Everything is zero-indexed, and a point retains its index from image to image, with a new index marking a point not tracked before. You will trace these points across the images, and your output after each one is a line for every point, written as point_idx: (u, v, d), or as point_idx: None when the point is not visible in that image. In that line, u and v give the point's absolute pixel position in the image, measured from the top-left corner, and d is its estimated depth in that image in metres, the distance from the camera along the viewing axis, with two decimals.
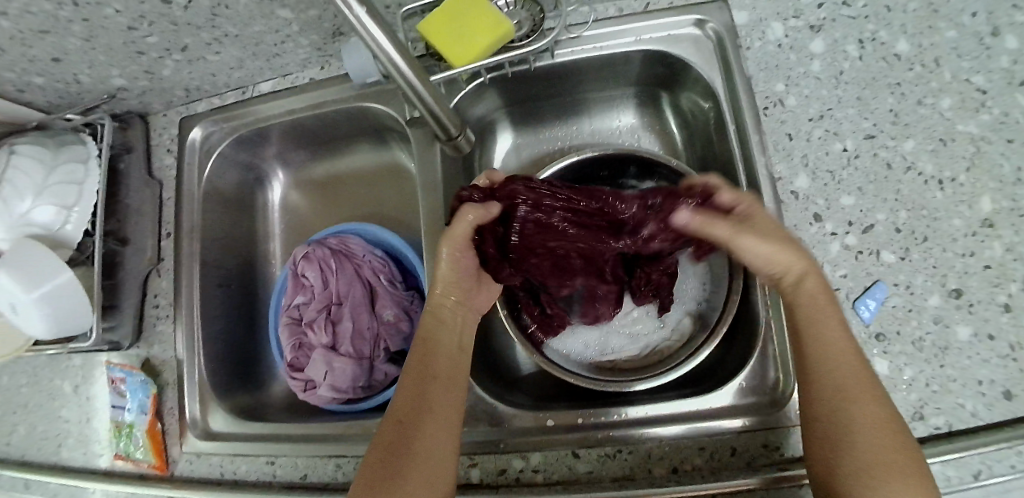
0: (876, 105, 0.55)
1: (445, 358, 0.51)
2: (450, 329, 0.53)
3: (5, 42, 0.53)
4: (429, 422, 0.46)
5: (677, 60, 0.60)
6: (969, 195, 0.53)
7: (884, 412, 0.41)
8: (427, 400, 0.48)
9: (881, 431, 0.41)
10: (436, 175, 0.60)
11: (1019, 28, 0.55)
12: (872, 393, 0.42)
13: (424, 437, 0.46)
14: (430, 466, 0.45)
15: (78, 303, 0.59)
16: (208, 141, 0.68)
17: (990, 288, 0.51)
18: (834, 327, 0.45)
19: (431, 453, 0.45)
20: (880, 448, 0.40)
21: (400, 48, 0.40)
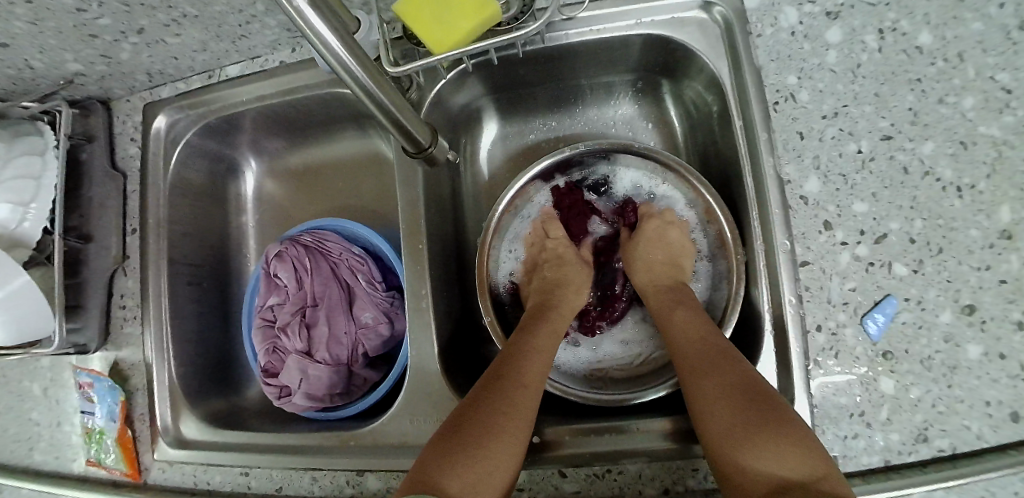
0: (895, 103, 0.51)
1: (539, 358, 0.50)
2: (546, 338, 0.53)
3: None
4: (512, 415, 0.45)
5: (680, 46, 0.56)
6: (988, 204, 0.49)
7: (734, 379, 0.44)
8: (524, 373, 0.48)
9: (728, 401, 0.43)
10: (417, 175, 0.56)
11: None
12: (720, 366, 0.45)
13: (517, 407, 0.46)
14: (520, 435, 0.45)
15: (40, 306, 0.56)
16: (172, 130, 0.63)
17: (1005, 305, 0.48)
18: (682, 319, 0.52)
19: (508, 447, 0.43)
20: (733, 412, 0.42)
21: (352, 48, 0.34)
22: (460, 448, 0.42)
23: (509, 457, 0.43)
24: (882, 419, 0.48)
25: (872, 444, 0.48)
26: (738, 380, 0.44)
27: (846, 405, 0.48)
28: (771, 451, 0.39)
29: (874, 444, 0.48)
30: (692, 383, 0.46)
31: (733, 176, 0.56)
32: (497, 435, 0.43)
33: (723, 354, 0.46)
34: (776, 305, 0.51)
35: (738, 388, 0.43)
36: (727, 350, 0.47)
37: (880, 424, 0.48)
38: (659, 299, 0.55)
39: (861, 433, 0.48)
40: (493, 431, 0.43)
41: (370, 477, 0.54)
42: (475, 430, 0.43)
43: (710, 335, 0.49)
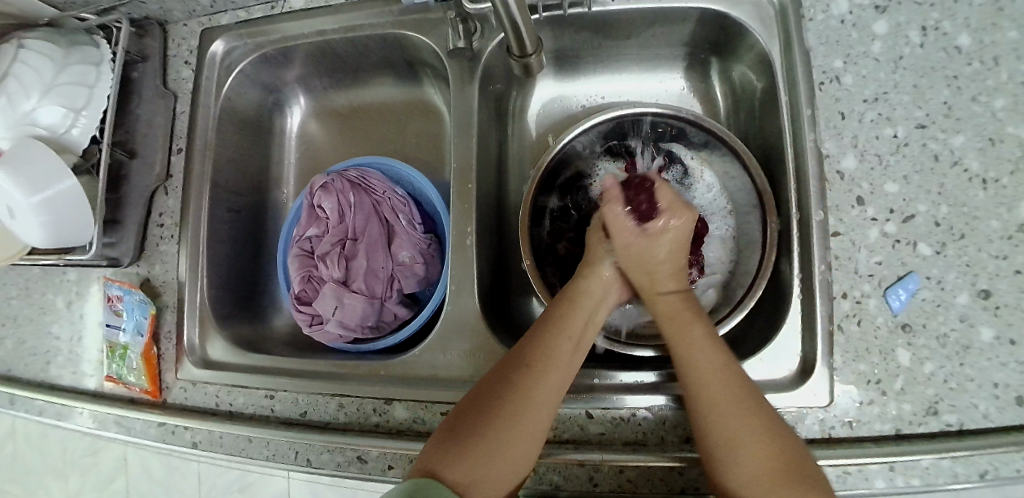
0: (932, 96, 0.54)
1: (567, 349, 0.48)
2: (576, 318, 0.51)
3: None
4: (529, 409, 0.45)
5: (735, 24, 0.58)
6: (1010, 198, 0.51)
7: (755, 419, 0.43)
8: (545, 358, 0.47)
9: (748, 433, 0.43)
10: (473, 121, 0.58)
11: None
12: (730, 405, 0.44)
13: (536, 396, 0.45)
14: (539, 423, 0.45)
15: (82, 215, 0.55)
16: (229, 57, 0.64)
17: (1019, 293, 0.50)
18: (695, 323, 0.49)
19: (521, 443, 0.44)
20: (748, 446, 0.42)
21: None
22: (475, 438, 0.43)
23: (524, 445, 0.44)
24: (896, 389, 0.50)
25: (885, 412, 0.50)
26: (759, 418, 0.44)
27: (863, 372, 0.51)
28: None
29: (887, 412, 0.50)
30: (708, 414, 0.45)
31: (774, 151, 0.59)
32: (515, 426, 0.44)
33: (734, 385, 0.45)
34: (805, 272, 0.53)
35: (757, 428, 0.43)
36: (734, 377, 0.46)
37: (894, 393, 0.50)
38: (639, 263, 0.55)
39: (876, 400, 0.50)
40: (509, 422, 0.44)
41: (397, 407, 0.55)
42: (490, 418, 0.44)
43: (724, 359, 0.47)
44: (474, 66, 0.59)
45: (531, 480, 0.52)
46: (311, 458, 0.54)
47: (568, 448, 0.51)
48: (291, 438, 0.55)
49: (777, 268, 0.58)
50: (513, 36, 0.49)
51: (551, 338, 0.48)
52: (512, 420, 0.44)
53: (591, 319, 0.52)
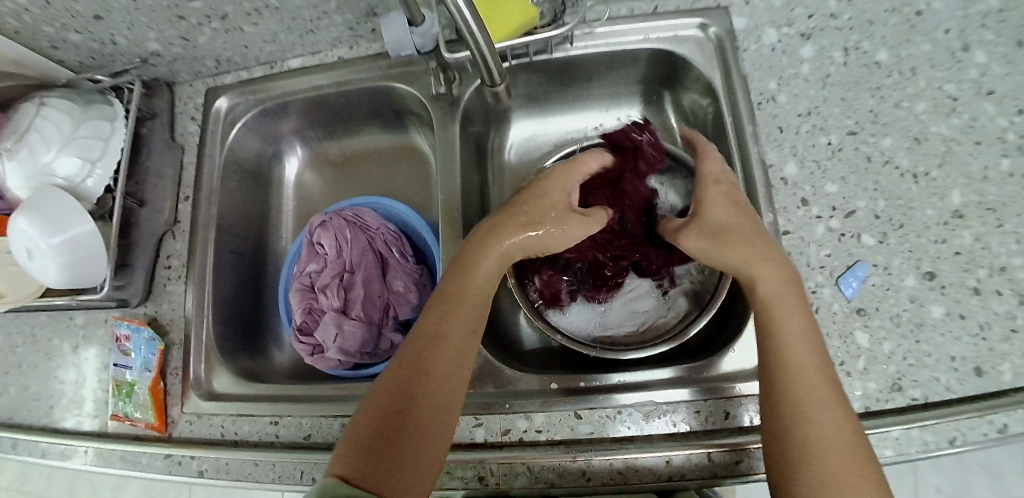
0: (858, 106, 0.61)
1: (461, 337, 0.51)
2: (469, 305, 0.52)
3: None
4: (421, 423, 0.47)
5: (681, 58, 0.66)
6: (939, 189, 0.57)
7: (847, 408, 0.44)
8: (440, 350, 0.50)
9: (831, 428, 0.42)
10: (455, 154, 0.64)
11: (987, 45, 0.61)
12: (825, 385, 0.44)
13: (437, 388, 0.48)
14: (444, 413, 0.48)
15: (96, 256, 0.60)
16: (232, 112, 0.71)
17: (961, 272, 0.55)
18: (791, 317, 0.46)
19: (423, 442, 0.46)
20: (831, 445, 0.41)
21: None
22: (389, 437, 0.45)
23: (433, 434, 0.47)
24: (860, 369, 0.54)
25: (853, 391, 0.53)
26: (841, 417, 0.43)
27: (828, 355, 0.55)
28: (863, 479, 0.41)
29: (854, 391, 0.53)
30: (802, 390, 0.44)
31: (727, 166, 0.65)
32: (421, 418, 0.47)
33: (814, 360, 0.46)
34: None
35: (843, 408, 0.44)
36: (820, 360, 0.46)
37: (858, 373, 0.54)
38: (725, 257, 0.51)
39: (843, 381, 0.54)
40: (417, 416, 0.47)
41: None
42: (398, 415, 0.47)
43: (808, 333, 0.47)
44: (455, 108, 0.66)
45: (528, 481, 0.54)
46: (317, 477, 0.56)
47: (561, 448, 0.54)
48: (297, 458, 0.57)
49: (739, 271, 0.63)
50: (485, 68, 0.56)
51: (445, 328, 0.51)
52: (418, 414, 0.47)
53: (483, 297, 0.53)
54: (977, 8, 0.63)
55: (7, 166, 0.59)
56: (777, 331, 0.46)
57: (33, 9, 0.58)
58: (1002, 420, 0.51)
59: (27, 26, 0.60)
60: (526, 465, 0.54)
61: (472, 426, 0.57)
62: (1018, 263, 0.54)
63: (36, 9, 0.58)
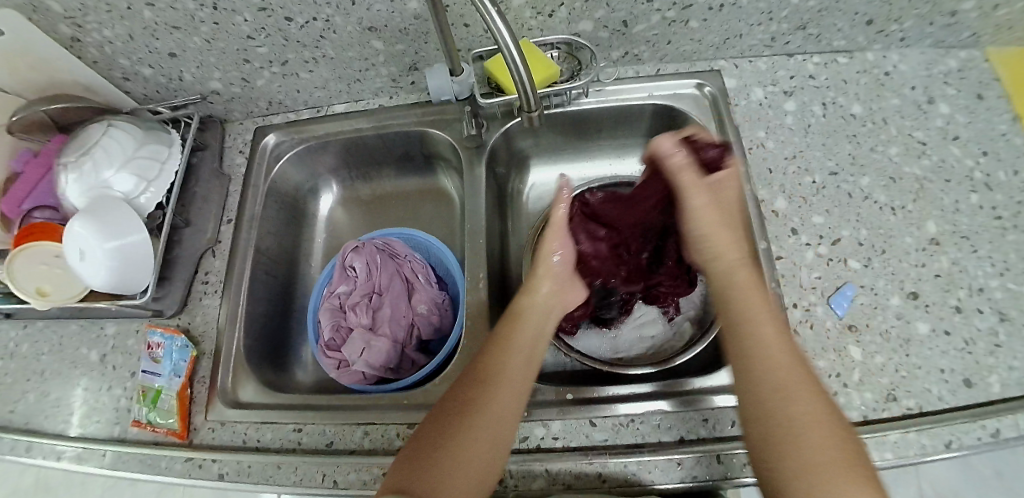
0: (837, 151, 0.70)
1: (520, 360, 0.53)
2: (524, 331, 0.56)
3: (138, 30, 0.65)
4: (485, 427, 0.48)
5: (680, 112, 0.74)
6: (916, 219, 0.66)
7: (839, 439, 0.42)
8: (500, 370, 0.52)
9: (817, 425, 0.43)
10: (480, 187, 0.72)
11: (949, 99, 0.73)
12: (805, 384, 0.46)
13: (499, 405, 0.50)
14: (504, 428, 0.49)
15: (142, 263, 0.65)
16: (278, 148, 0.79)
17: (943, 293, 0.62)
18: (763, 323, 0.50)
19: (482, 452, 0.47)
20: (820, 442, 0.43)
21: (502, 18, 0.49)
22: (451, 448, 0.47)
23: (494, 446, 0.48)
24: (855, 380, 0.59)
25: (851, 401, 0.58)
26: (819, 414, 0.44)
27: (824, 367, 0.59)
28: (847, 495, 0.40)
29: (851, 401, 0.58)
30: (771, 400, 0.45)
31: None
32: (483, 431, 0.48)
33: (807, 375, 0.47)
34: (761, 292, 0.64)
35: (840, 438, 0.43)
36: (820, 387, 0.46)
37: (854, 384, 0.58)
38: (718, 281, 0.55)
39: (840, 391, 0.58)
40: (479, 428, 0.48)
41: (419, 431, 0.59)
42: (463, 427, 0.48)
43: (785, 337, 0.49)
44: (480, 150, 0.73)
45: (545, 483, 0.56)
46: (338, 480, 0.57)
47: (577, 453, 0.57)
48: (320, 461, 0.58)
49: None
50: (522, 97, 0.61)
51: (508, 351, 0.53)
52: (480, 426, 0.48)
53: (539, 332, 0.57)
54: (940, 68, 0.75)
55: (69, 180, 0.65)
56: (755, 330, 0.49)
57: (116, 43, 0.66)
58: (995, 425, 0.56)
59: (106, 57, 0.69)
60: (544, 467, 0.57)
61: None
62: (994, 284, 0.62)
63: (119, 43, 0.66)
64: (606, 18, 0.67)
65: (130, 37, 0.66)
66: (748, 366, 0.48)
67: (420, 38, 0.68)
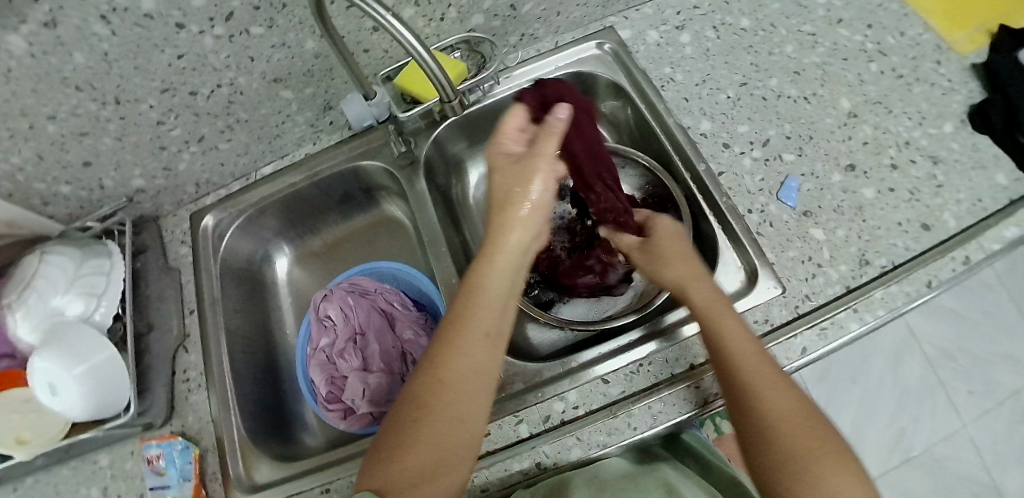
0: (740, 64, 0.73)
1: (484, 344, 0.48)
2: (487, 309, 0.49)
3: (46, 147, 0.63)
4: (453, 427, 0.46)
5: (590, 75, 0.76)
6: (830, 100, 0.69)
7: (806, 432, 0.46)
8: (459, 361, 0.47)
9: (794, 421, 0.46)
10: (426, 200, 0.72)
11: None
12: (778, 385, 0.48)
13: (463, 399, 0.47)
14: (470, 426, 0.47)
15: (117, 378, 0.63)
16: (218, 227, 0.77)
17: (875, 157, 0.66)
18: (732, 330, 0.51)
19: (451, 451, 0.46)
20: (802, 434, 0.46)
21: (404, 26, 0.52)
22: (418, 450, 0.45)
23: (462, 443, 0.46)
24: (827, 258, 0.62)
25: (830, 277, 0.61)
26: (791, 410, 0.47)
27: (795, 256, 0.62)
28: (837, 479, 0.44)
29: (830, 278, 0.61)
30: (751, 398, 0.48)
31: (662, 155, 0.73)
32: (447, 433, 0.46)
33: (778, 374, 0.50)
34: (716, 209, 0.66)
35: (819, 436, 0.46)
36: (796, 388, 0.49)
37: (827, 262, 0.62)
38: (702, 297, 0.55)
39: (817, 273, 0.61)
40: (443, 430, 0.46)
41: None
42: (427, 431, 0.46)
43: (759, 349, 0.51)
44: (416, 165, 0.74)
45: (582, 451, 0.56)
46: None
47: (601, 413, 0.57)
48: None
49: (699, 228, 0.70)
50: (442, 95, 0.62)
51: (467, 338, 0.48)
52: (444, 428, 0.46)
53: (506, 303, 0.50)
54: None
55: (16, 318, 0.62)
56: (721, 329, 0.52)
57: (26, 169, 0.64)
58: (963, 254, 0.60)
59: (20, 187, 0.66)
60: (576, 437, 0.56)
61: (516, 423, 0.59)
62: (918, 135, 0.66)
63: (29, 167, 0.64)
64: (494, 6, 0.68)
65: (40, 157, 0.64)
66: (722, 375, 0.50)
67: (326, 76, 0.69)
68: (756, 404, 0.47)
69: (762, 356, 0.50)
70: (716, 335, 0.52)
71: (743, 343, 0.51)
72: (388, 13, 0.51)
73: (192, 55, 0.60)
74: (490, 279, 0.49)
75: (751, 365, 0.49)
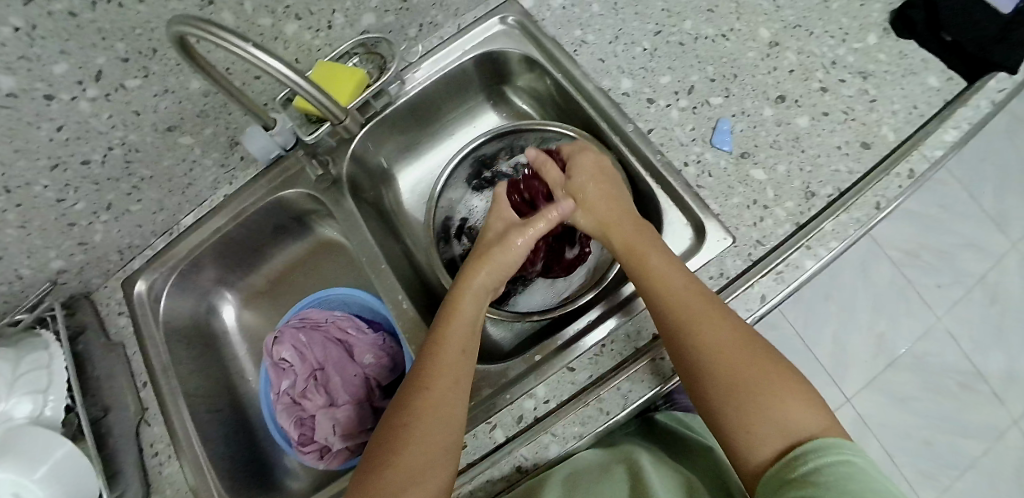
0: (650, 11, 0.69)
1: (457, 355, 0.55)
2: (461, 325, 0.57)
3: None
4: (433, 429, 0.50)
5: (500, 53, 0.72)
6: (749, 33, 0.67)
7: (752, 363, 0.48)
8: (437, 370, 0.53)
9: (740, 351, 0.48)
10: (358, 220, 0.69)
11: None
12: (717, 319, 0.50)
13: (441, 401, 0.51)
14: (450, 429, 0.51)
15: (84, 471, 0.60)
16: (153, 290, 0.74)
17: (803, 83, 0.64)
18: (662, 270, 0.54)
19: (434, 454, 0.49)
20: (744, 364, 0.48)
21: (275, 58, 0.47)
22: (403, 454, 0.49)
23: (443, 444, 0.50)
24: (772, 198, 0.60)
25: (778, 217, 0.59)
26: (737, 339, 0.49)
27: (741, 203, 0.60)
28: (783, 407, 0.46)
29: (778, 217, 0.59)
30: (688, 339, 0.49)
31: (588, 123, 0.71)
32: (430, 433, 0.50)
33: (718, 308, 0.51)
34: (652, 169, 0.64)
35: (761, 364, 0.48)
36: (737, 318, 0.51)
37: (773, 201, 0.60)
38: (624, 236, 0.58)
39: (765, 215, 0.59)
40: (424, 430, 0.50)
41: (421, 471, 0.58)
42: (408, 433, 0.50)
43: (692, 281, 0.53)
44: (339, 184, 0.71)
45: (560, 445, 0.55)
46: None
47: (573, 403, 0.56)
48: None
49: (640, 191, 0.68)
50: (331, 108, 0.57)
51: (442, 349, 0.55)
52: (425, 428, 0.50)
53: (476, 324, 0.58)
54: None
55: None
56: (652, 271, 0.54)
57: None
58: (908, 168, 0.58)
59: None
60: (550, 434, 0.55)
61: (490, 430, 0.57)
62: (843, 52, 0.64)
63: None
64: (382, 2, 0.64)
65: None
66: (660, 316, 0.52)
67: (222, 112, 0.64)
68: (696, 341, 0.49)
69: (696, 286, 0.53)
70: (648, 278, 0.54)
71: (676, 278, 0.53)
72: (249, 45, 0.45)
73: (72, 124, 0.55)
74: (462, 304, 0.58)
75: (682, 306, 0.51)
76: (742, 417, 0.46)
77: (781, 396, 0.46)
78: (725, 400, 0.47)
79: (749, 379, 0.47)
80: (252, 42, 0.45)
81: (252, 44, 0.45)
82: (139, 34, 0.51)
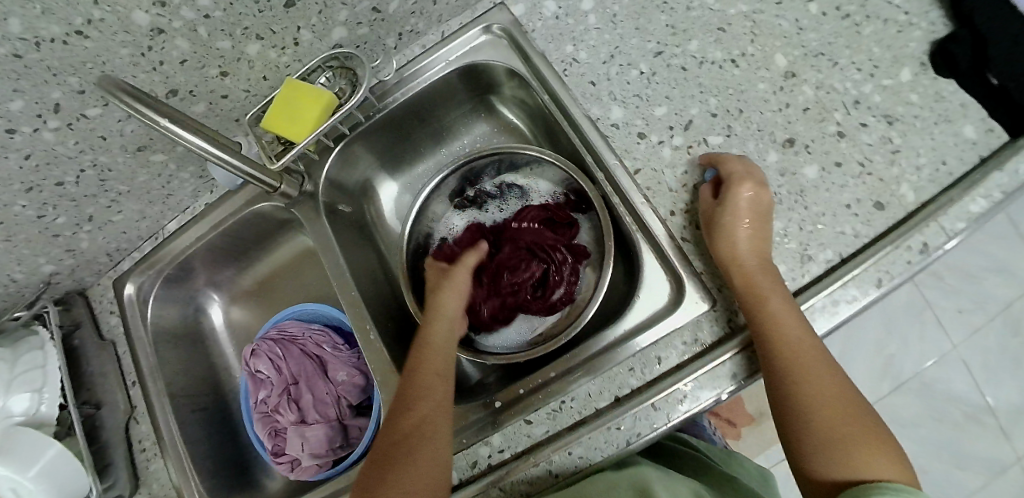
0: (653, 27, 0.62)
1: (437, 369, 0.55)
2: (437, 343, 0.58)
3: None
4: (417, 438, 0.50)
5: (485, 65, 0.67)
6: (762, 60, 0.59)
7: (853, 418, 0.45)
8: (418, 385, 0.54)
9: (839, 405, 0.45)
10: (331, 241, 0.67)
11: None
12: (822, 369, 0.46)
13: (423, 412, 0.52)
14: (433, 435, 0.50)
15: (74, 470, 0.64)
16: (142, 291, 0.76)
17: (818, 125, 0.56)
18: (779, 309, 0.48)
19: (423, 462, 0.48)
20: (844, 419, 0.44)
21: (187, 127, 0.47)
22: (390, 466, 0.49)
23: (429, 452, 0.49)
24: None
25: None
26: (841, 392, 0.46)
27: None
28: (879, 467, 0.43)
29: None
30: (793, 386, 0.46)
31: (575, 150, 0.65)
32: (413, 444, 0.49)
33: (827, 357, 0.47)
34: (635, 214, 0.59)
35: (862, 421, 0.44)
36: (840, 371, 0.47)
37: None
38: (746, 267, 0.51)
39: None
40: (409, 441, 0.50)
41: None
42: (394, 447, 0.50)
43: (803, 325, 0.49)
44: (316, 201, 0.69)
45: None
46: None
47: (524, 459, 0.55)
48: None
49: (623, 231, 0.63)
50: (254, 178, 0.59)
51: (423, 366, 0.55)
52: (409, 439, 0.50)
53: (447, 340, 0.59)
54: None
55: None
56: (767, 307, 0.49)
57: None
58: (919, 240, 0.51)
59: None
60: (498, 487, 0.54)
61: None
62: (869, 90, 0.56)
63: None
64: (353, 15, 0.58)
65: None
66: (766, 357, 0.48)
67: None
68: (797, 388, 0.46)
69: (808, 331, 0.48)
70: (764, 313, 0.48)
71: (791, 319, 0.48)
72: (167, 120, 0.45)
73: (39, 152, 0.55)
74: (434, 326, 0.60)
75: (796, 348, 0.47)
76: (836, 469, 0.43)
77: (880, 447, 0.44)
78: (830, 450, 0.43)
79: (849, 432, 0.44)
80: (168, 114, 0.45)
81: (168, 117, 0.45)
82: (91, 67, 0.49)
